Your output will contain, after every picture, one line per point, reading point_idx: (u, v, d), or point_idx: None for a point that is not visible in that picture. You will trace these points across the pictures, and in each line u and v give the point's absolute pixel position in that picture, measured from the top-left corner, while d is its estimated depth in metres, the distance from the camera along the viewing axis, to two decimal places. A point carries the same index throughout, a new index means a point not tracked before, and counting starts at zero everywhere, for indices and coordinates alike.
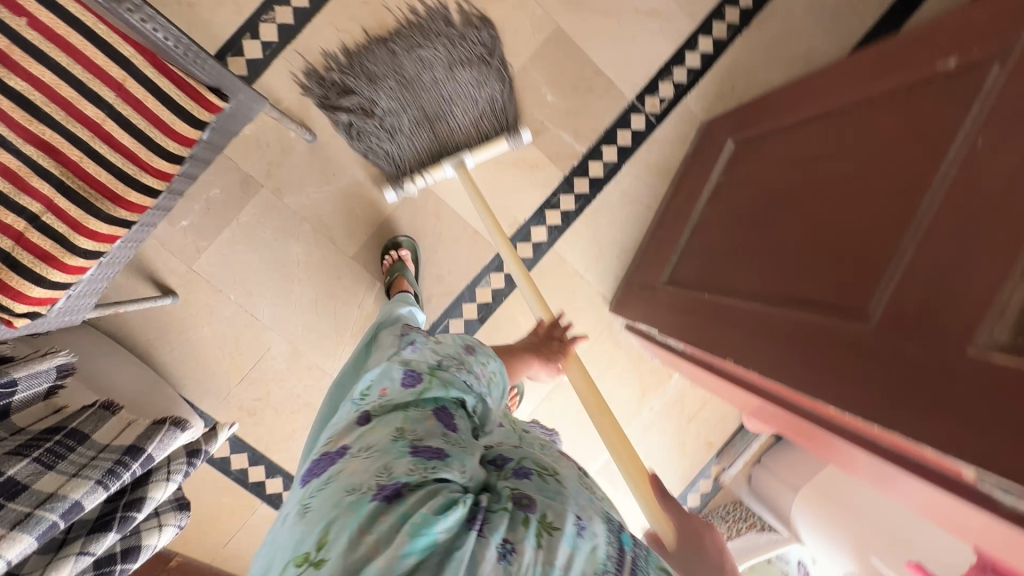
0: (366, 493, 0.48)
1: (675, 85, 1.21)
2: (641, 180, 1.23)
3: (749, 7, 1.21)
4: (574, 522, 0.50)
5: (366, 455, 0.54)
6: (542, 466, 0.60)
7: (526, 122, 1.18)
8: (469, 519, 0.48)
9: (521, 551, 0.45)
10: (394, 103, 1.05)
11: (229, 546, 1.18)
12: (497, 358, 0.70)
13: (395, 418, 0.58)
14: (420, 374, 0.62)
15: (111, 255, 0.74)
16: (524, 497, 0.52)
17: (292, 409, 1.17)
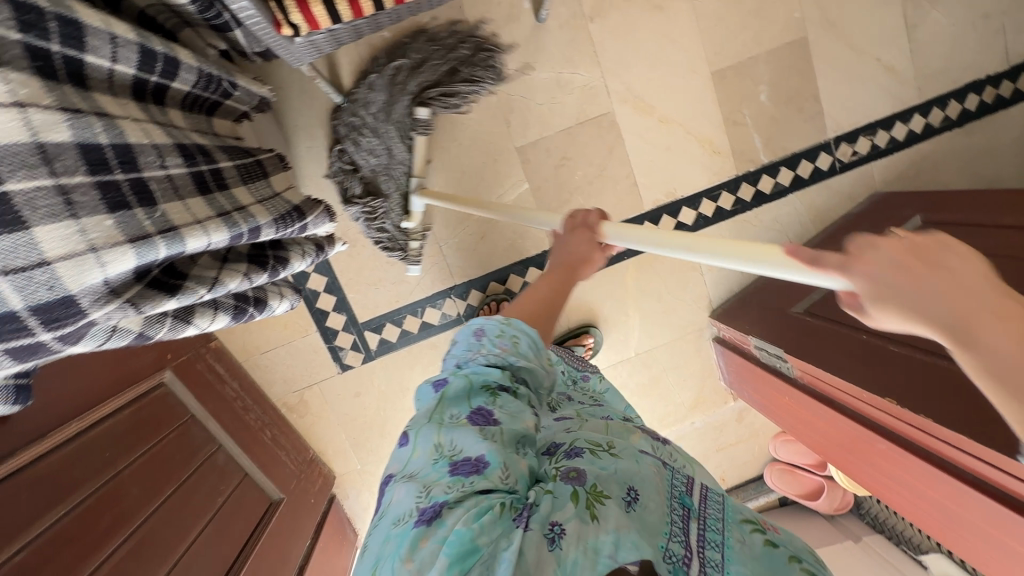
0: (410, 521, 0.48)
1: (872, 145, 1.21)
2: (799, 214, 1.22)
3: (971, 110, 1.22)
4: (624, 494, 0.52)
5: (407, 481, 0.52)
6: (594, 442, 0.59)
7: (730, 107, 1.16)
8: (515, 515, 0.48)
9: (568, 532, 0.47)
10: (388, 150, 1.07)
11: (265, 355, 1.15)
12: (510, 321, 0.65)
13: (432, 435, 0.55)
14: (447, 382, 0.60)
15: (379, 15, 0.73)
16: (572, 471, 0.54)
17: (389, 258, 1.14)
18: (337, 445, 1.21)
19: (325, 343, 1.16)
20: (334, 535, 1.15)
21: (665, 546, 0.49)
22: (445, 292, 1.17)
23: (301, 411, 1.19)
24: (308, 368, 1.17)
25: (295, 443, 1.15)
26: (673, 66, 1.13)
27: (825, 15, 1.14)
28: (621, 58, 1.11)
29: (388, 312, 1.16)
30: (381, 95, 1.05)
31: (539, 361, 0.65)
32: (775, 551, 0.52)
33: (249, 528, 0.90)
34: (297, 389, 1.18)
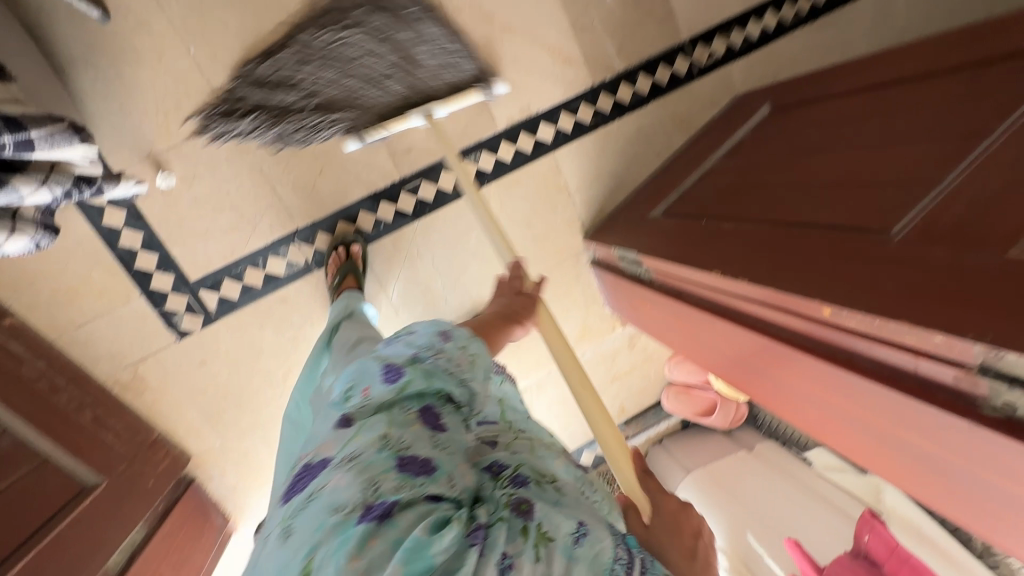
0: (354, 514, 0.47)
1: (728, 46, 1.18)
2: (662, 124, 1.18)
3: (821, 5, 1.20)
4: (570, 529, 0.51)
5: (349, 467, 0.52)
6: (539, 473, 0.59)
7: (576, 12, 1.09)
8: (467, 533, 0.48)
9: (518, 568, 0.46)
10: (326, 82, 0.96)
11: (79, 330, 1.00)
12: (474, 338, 0.67)
13: (381, 425, 0.55)
14: (399, 369, 0.60)
15: None
16: (523, 503, 0.52)
17: (214, 205, 1.01)
18: (189, 422, 1.09)
19: (153, 308, 1.02)
20: (190, 522, 1.03)
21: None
22: (288, 238, 1.05)
23: (138, 389, 1.05)
24: (138, 339, 1.03)
25: (130, 424, 1.02)
26: None
27: None
28: None
29: (224, 267, 1.04)
30: (339, 56, 0.95)
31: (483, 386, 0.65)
32: None
33: (44, 515, 0.77)
34: (128, 365, 1.03)
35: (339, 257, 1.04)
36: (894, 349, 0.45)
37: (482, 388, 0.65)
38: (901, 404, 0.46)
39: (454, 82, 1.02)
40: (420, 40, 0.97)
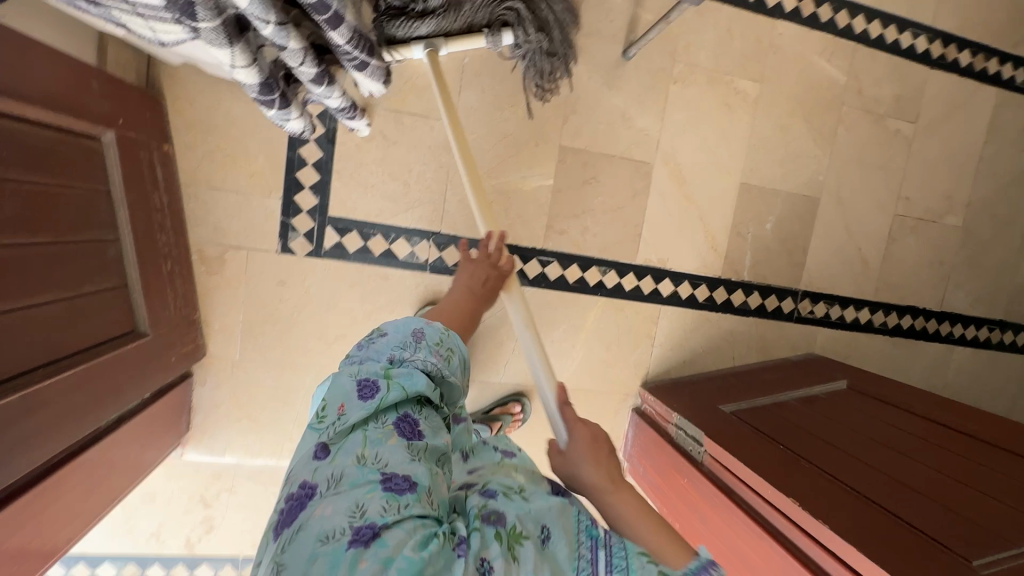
0: (343, 541, 0.43)
1: (827, 314, 1.36)
2: (750, 337, 1.32)
3: (904, 328, 1.42)
4: (538, 534, 0.49)
5: (335, 490, 0.47)
6: (507, 482, 0.54)
7: (741, 219, 1.27)
8: (452, 545, 0.46)
9: (497, 573, 0.44)
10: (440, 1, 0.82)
11: (208, 191, 1.02)
12: (448, 334, 0.66)
13: (355, 444, 0.51)
14: (378, 391, 0.55)
15: None
16: (493, 513, 0.50)
17: (392, 171, 1.09)
18: (228, 322, 1.07)
19: (281, 215, 1.05)
20: (171, 411, 0.98)
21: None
22: (426, 234, 1.12)
23: (213, 268, 1.04)
24: (248, 229, 1.05)
25: (187, 294, 1.00)
26: (716, 158, 1.23)
27: (839, 191, 1.31)
28: (680, 126, 1.20)
29: (361, 223, 1.09)
30: None
31: (462, 379, 0.65)
32: None
33: (99, 336, 0.74)
34: (222, 244, 1.04)
35: None
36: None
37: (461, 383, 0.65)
38: None
39: (465, 18, 0.87)
40: None
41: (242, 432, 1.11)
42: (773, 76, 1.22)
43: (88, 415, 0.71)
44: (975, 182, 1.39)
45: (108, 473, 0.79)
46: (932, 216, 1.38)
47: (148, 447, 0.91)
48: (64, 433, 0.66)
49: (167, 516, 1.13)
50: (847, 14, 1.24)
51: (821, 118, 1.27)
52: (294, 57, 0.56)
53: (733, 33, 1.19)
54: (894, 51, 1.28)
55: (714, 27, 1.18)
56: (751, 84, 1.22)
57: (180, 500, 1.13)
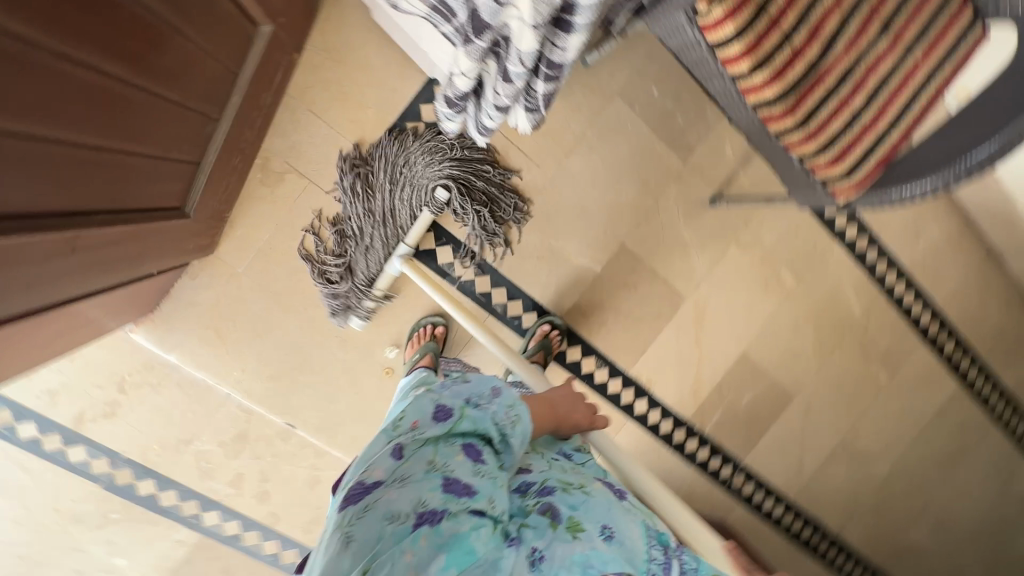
0: (407, 524, 0.50)
1: (752, 494, 1.47)
2: (683, 482, 1.40)
3: (803, 536, 1.54)
4: (599, 531, 0.57)
5: (400, 486, 0.53)
6: (567, 482, 0.63)
7: (728, 381, 1.37)
8: (504, 536, 0.55)
9: (549, 558, 0.54)
10: (393, 214, 1.04)
11: (305, 112, 1.01)
12: (521, 402, 0.65)
13: (427, 453, 0.56)
14: (450, 414, 0.60)
15: (742, 109, 0.80)
16: (548, 510, 0.58)
17: None
18: (251, 234, 1.04)
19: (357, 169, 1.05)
20: (148, 290, 0.92)
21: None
22: (470, 255, 1.13)
23: (269, 180, 1.02)
24: (320, 165, 1.03)
25: (232, 191, 0.97)
26: (735, 322, 1.33)
27: (811, 400, 1.44)
28: (722, 281, 1.29)
29: None
30: (426, 150, 1.03)
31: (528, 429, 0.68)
32: None
33: (152, 202, 0.71)
34: (289, 164, 1.03)
35: (424, 333, 1.10)
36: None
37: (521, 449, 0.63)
38: None
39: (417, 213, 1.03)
40: (422, 163, 1.03)
41: (201, 339, 1.06)
42: (811, 282, 1.35)
43: (104, 272, 0.68)
44: (909, 446, 1.56)
45: (69, 326, 0.74)
46: (866, 457, 1.54)
47: (108, 315, 0.84)
48: (79, 281, 0.63)
49: (74, 380, 1.04)
50: (886, 266, 1.40)
51: (828, 335, 1.41)
52: (500, 90, 0.59)
53: (801, 231, 1.31)
54: (904, 313, 1.45)
55: (789, 219, 1.30)
56: (792, 278, 1.34)
57: (97, 371, 1.04)
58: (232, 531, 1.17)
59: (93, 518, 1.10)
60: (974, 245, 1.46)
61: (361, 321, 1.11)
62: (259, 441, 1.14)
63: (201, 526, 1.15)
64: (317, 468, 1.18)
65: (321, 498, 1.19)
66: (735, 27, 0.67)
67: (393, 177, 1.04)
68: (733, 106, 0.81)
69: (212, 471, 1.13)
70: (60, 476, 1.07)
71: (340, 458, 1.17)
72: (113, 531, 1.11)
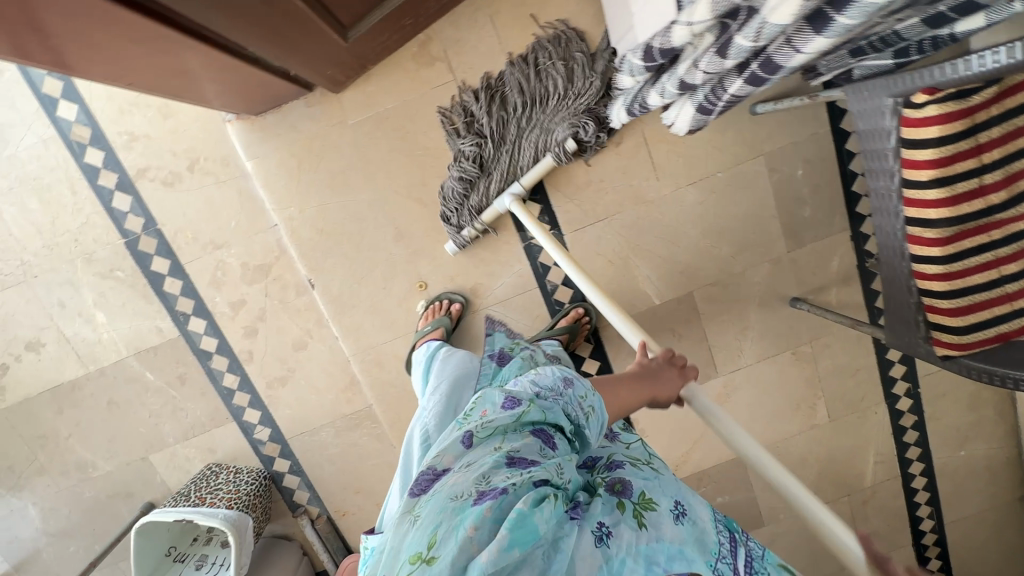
0: (468, 500, 0.48)
1: None
2: None
3: None
4: (671, 507, 0.52)
5: (467, 469, 0.52)
6: (634, 459, 0.63)
7: (712, 473, 1.31)
8: (569, 508, 0.50)
9: (618, 536, 0.48)
10: (511, 156, 1.04)
11: (487, 18, 1.02)
12: (594, 393, 0.65)
13: (494, 439, 0.56)
14: (516, 400, 0.59)
15: (887, 219, 0.78)
16: (619, 484, 0.55)
17: (591, 165, 1.10)
18: (378, 97, 1.05)
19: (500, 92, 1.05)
20: (259, 90, 0.93)
21: (713, 564, 0.48)
22: (554, 224, 1.12)
23: (421, 58, 1.03)
24: (472, 69, 1.04)
25: (387, 48, 0.98)
26: (751, 424, 1.28)
27: (778, 538, 1.37)
28: (760, 379, 1.25)
29: None
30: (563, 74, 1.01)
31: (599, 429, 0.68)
32: None
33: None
34: (446, 54, 1.03)
35: (438, 309, 1.11)
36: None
37: (596, 439, 0.63)
38: None
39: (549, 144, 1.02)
40: (558, 91, 1.01)
41: (282, 162, 1.07)
42: (840, 429, 1.29)
43: (232, 23, 0.67)
44: None
45: (167, 71, 0.74)
46: None
47: (210, 85, 0.84)
48: (208, 13, 0.63)
49: (158, 136, 1.05)
50: (919, 454, 1.33)
51: (827, 487, 1.34)
52: (704, 63, 0.58)
53: (858, 376, 1.26)
54: (910, 510, 1.37)
55: (854, 358, 1.25)
56: (825, 414, 1.28)
57: (180, 140, 1.06)
58: (206, 347, 1.17)
59: (100, 265, 1.11)
60: (1012, 486, 1.37)
61: (424, 227, 1.11)
62: (276, 282, 1.14)
63: (184, 326, 1.16)
64: (309, 335, 1.17)
65: (297, 364, 1.19)
66: (941, 133, 0.67)
67: (526, 109, 1.03)
68: (880, 214, 0.79)
69: (221, 284, 1.14)
70: (96, 212, 1.08)
71: (335, 336, 1.17)
72: (109, 286, 1.12)
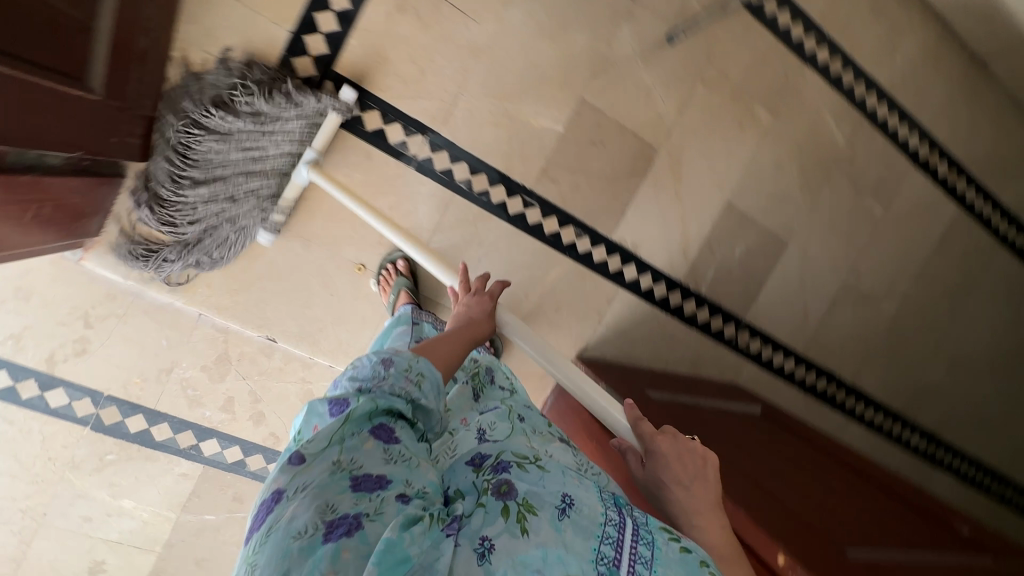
0: (317, 535, 0.48)
1: (760, 352, 1.42)
2: (687, 349, 1.36)
3: (818, 390, 1.51)
4: (556, 503, 0.54)
5: (301, 495, 0.51)
6: (522, 455, 0.61)
7: (717, 234, 1.31)
8: (443, 526, 0.53)
9: (498, 549, 0.50)
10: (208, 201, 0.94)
11: None
12: (417, 360, 0.63)
13: (331, 453, 0.54)
14: (347, 404, 0.57)
15: None
16: (504, 486, 0.56)
17: (414, 54, 1.04)
18: None
19: (285, 50, 0.98)
20: (76, 204, 0.87)
21: (597, 548, 0.52)
22: (424, 129, 1.08)
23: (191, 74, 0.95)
24: (244, 48, 0.96)
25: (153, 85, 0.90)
26: (715, 169, 1.27)
27: (807, 244, 1.39)
28: (694, 125, 1.23)
29: (365, 91, 1.04)
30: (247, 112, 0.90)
31: (437, 403, 0.63)
32: (687, 556, 0.55)
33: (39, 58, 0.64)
34: (209, 52, 0.94)
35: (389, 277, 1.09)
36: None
37: (439, 406, 0.63)
38: None
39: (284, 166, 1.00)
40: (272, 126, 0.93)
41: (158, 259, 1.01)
42: (787, 117, 1.29)
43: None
44: (914, 281, 1.52)
45: None
46: (872, 298, 1.49)
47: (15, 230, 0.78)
48: None
49: (37, 321, 1.00)
50: (864, 87, 1.33)
51: (814, 172, 1.35)
52: None
53: (769, 61, 1.24)
54: (891, 138, 1.39)
55: (755, 48, 1.22)
56: (768, 114, 1.27)
57: (59, 307, 1.01)
58: (235, 457, 1.15)
59: (90, 463, 1.07)
60: (954, 57, 1.39)
61: (322, 218, 1.06)
62: (243, 362, 1.11)
63: (202, 457, 1.13)
64: (308, 382, 1.14)
65: None
66: None
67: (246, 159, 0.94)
68: None
69: (201, 398, 1.10)
70: (45, 424, 1.04)
71: (328, 367, 1.14)
72: (113, 473, 1.09)
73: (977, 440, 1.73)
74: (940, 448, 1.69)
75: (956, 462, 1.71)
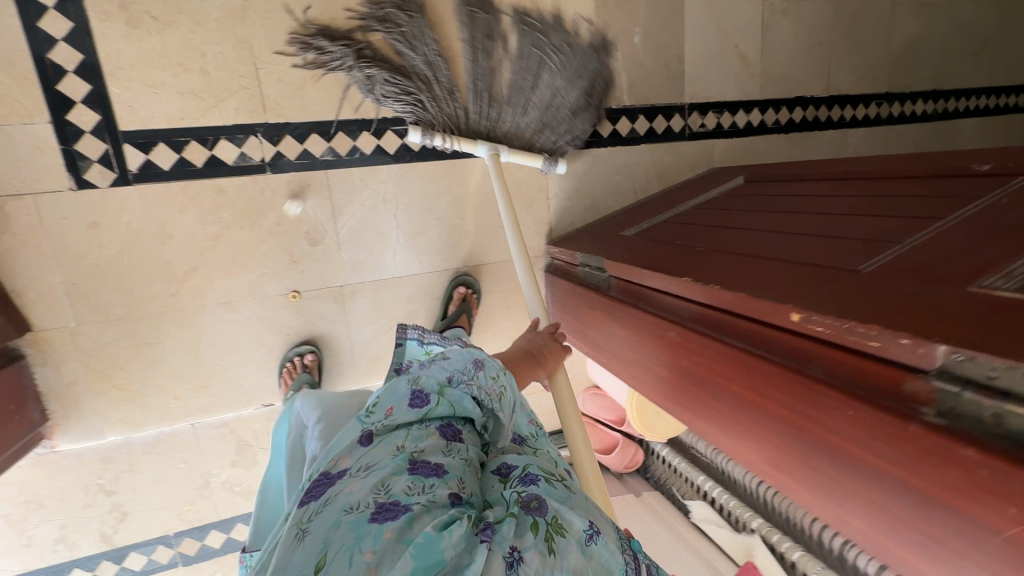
0: (366, 512, 0.49)
1: (719, 123, 1.29)
2: (647, 167, 1.25)
3: (796, 122, 1.38)
4: (583, 527, 0.54)
5: (365, 473, 0.54)
6: (549, 472, 0.60)
7: (606, 36, 1.15)
8: (478, 529, 0.50)
9: (527, 560, 0.48)
10: (428, 67, 0.98)
11: None
12: (503, 373, 0.68)
13: (398, 436, 0.58)
14: (427, 397, 0.61)
15: None
16: (534, 500, 0.54)
17: (182, 60, 0.89)
18: (44, 287, 0.89)
19: (59, 143, 0.86)
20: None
21: None
22: (251, 128, 0.94)
23: None
24: (20, 168, 0.85)
25: None
26: None
27: None
28: None
29: (167, 130, 0.90)
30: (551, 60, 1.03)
31: (509, 419, 0.66)
32: None
33: None
34: None
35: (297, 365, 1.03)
36: (874, 365, 0.46)
37: (506, 421, 0.66)
38: (833, 412, 0.48)
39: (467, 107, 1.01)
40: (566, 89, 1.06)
41: (116, 405, 0.97)
42: None
43: None
44: None
45: None
46: None
47: None
48: None
49: (66, 517, 1.00)
50: None
51: None
52: None
53: None
54: None
55: None
56: None
57: (72, 497, 1.00)
58: None
59: None
60: None
61: (226, 275, 0.98)
62: (262, 438, 1.09)
63: None
64: None
65: None
66: None
67: (534, 74, 1.03)
68: None
69: (252, 487, 1.11)
70: None
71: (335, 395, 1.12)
72: None
73: (984, 66, 1.56)
74: (948, 100, 1.54)
75: (969, 103, 1.57)
